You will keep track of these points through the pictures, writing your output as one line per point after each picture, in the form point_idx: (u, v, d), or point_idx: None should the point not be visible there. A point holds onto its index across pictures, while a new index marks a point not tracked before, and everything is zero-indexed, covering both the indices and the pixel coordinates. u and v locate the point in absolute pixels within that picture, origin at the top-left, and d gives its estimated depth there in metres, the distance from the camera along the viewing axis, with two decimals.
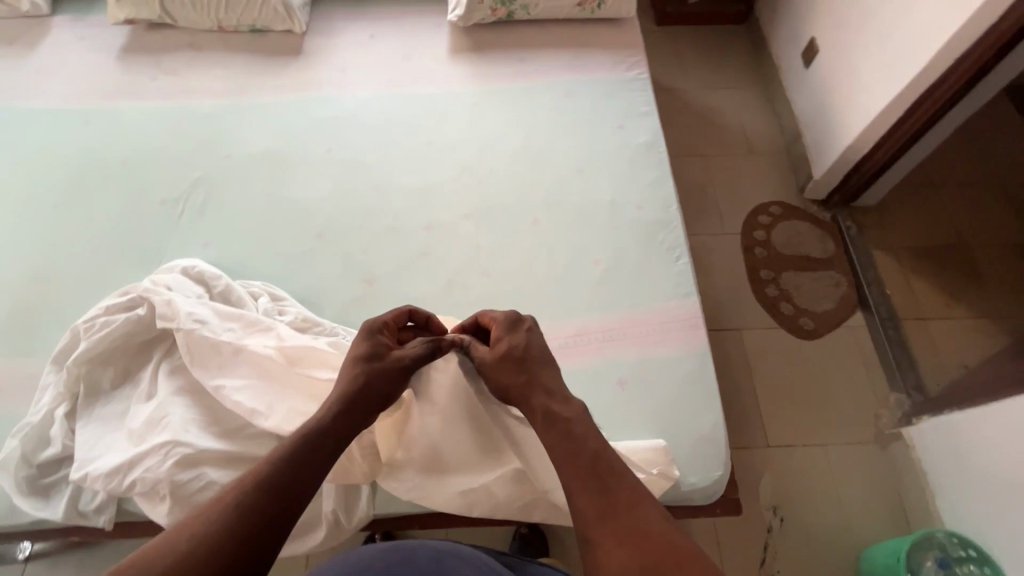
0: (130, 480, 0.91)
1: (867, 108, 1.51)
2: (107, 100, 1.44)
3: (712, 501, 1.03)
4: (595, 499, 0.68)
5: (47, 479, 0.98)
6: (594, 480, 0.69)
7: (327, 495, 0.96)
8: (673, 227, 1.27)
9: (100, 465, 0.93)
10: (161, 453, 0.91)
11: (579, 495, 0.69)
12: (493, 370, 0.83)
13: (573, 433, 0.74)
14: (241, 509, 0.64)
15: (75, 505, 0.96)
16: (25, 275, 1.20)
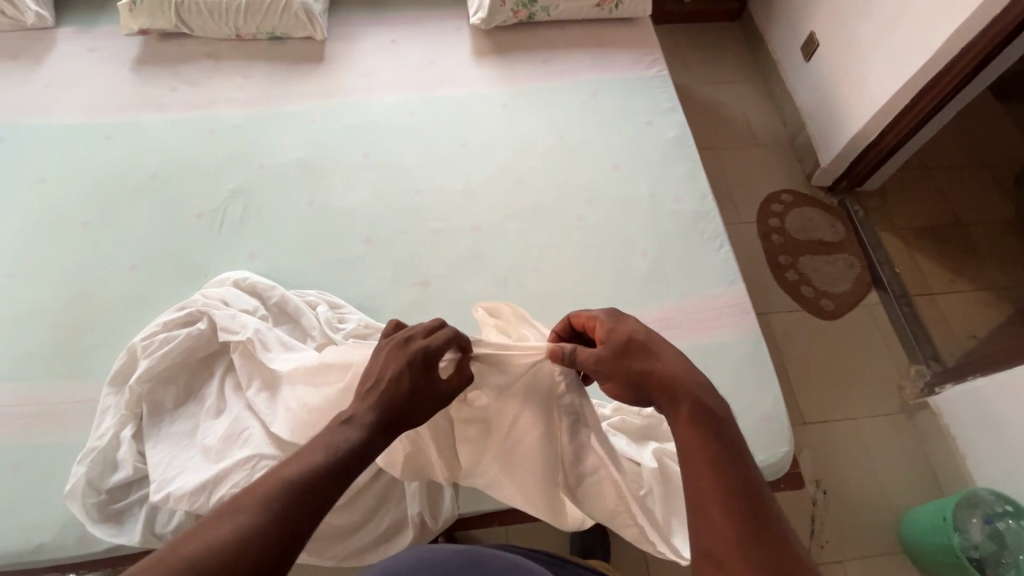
0: (216, 498, 0.89)
1: (874, 98, 1.59)
2: (127, 113, 1.39)
3: (779, 477, 1.08)
4: (734, 517, 0.57)
5: (118, 504, 0.95)
6: (727, 483, 0.59)
7: (413, 498, 0.96)
8: (711, 218, 1.32)
9: (181, 485, 0.90)
10: (247, 468, 0.89)
11: (715, 509, 0.58)
12: (606, 367, 0.72)
13: (711, 442, 0.62)
14: (249, 534, 0.54)
15: (152, 528, 0.93)
16: (63, 296, 1.15)
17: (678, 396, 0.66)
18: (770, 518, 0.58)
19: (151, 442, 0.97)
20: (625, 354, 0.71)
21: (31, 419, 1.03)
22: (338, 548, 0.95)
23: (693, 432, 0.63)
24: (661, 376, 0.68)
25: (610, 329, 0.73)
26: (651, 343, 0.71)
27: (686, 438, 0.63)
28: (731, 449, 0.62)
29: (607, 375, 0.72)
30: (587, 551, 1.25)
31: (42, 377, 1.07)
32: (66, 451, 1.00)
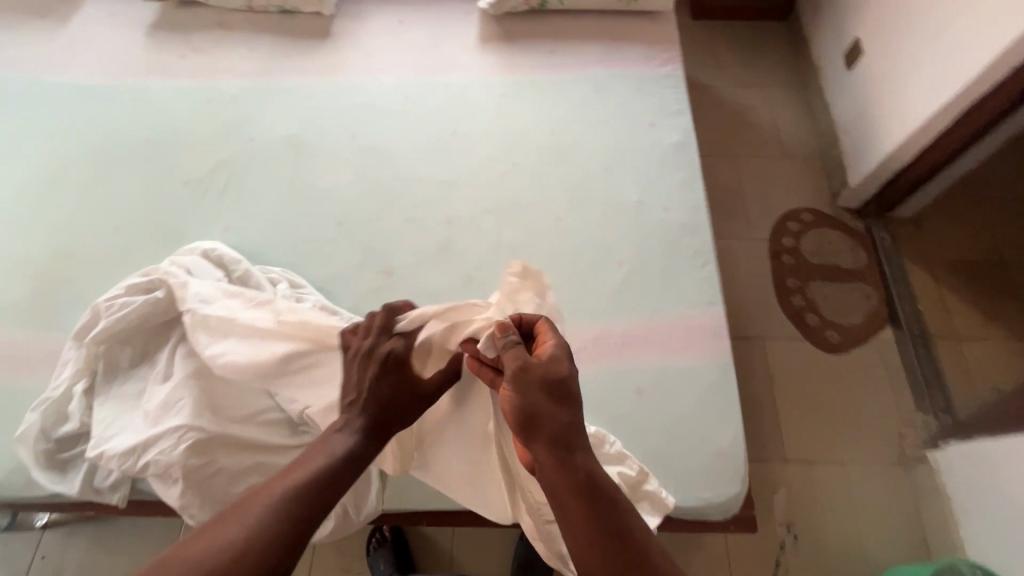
0: (143, 462, 0.92)
1: (912, 117, 1.45)
2: (135, 77, 1.43)
3: (728, 517, 1.00)
4: None
5: (65, 454, 1.00)
6: (615, 554, 0.60)
7: None
8: (701, 231, 1.23)
9: (116, 445, 0.94)
10: (174, 437, 0.91)
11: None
12: (526, 388, 0.67)
13: (600, 505, 0.62)
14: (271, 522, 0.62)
15: (90, 481, 0.98)
16: (49, 249, 1.21)
17: (568, 469, 0.63)
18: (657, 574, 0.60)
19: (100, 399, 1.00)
20: (551, 385, 0.67)
21: (4, 362, 1.09)
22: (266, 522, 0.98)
23: (580, 519, 0.61)
24: (553, 438, 0.65)
25: (553, 355, 0.69)
26: (574, 384, 0.68)
27: (576, 516, 0.62)
28: (620, 520, 0.62)
29: (523, 394, 0.66)
30: (529, 562, 1.23)
31: (20, 324, 1.13)
32: (30, 397, 1.06)
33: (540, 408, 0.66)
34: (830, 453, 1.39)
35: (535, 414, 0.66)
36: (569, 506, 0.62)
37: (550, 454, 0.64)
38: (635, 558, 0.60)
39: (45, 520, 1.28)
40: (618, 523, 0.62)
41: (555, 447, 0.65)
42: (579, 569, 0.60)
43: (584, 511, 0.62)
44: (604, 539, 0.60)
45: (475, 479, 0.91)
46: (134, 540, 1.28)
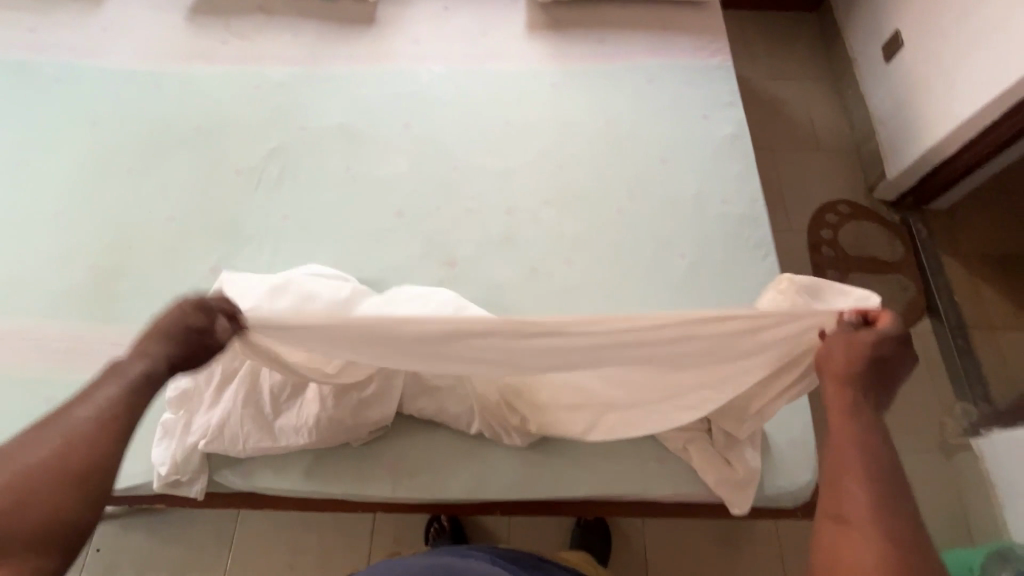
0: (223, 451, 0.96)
1: (956, 111, 1.46)
2: (179, 62, 1.40)
3: (799, 504, 1.02)
4: (872, 496, 0.62)
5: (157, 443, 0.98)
6: (869, 467, 0.64)
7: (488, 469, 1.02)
8: (759, 224, 1.24)
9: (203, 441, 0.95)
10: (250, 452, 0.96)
11: (853, 478, 0.63)
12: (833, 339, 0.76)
13: (864, 440, 0.66)
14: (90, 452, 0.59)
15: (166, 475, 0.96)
16: (101, 240, 1.18)
17: (861, 416, 0.69)
18: (906, 522, 0.60)
19: (215, 433, 0.95)
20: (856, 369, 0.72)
21: (63, 355, 1.07)
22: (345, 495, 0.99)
23: (851, 436, 0.67)
24: (841, 377, 0.72)
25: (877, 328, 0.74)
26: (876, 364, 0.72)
27: (835, 415, 0.70)
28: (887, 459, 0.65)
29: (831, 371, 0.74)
30: (586, 547, 1.25)
31: (76, 316, 1.10)
32: None
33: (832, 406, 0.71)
34: None
35: (829, 363, 0.74)
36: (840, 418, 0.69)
37: (845, 393, 0.71)
38: (891, 495, 0.62)
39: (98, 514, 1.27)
40: (884, 461, 0.65)
41: (847, 391, 0.71)
42: (834, 457, 0.67)
43: (858, 431, 0.67)
44: (869, 461, 0.64)
45: (626, 452, 1.01)
46: (192, 531, 1.28)
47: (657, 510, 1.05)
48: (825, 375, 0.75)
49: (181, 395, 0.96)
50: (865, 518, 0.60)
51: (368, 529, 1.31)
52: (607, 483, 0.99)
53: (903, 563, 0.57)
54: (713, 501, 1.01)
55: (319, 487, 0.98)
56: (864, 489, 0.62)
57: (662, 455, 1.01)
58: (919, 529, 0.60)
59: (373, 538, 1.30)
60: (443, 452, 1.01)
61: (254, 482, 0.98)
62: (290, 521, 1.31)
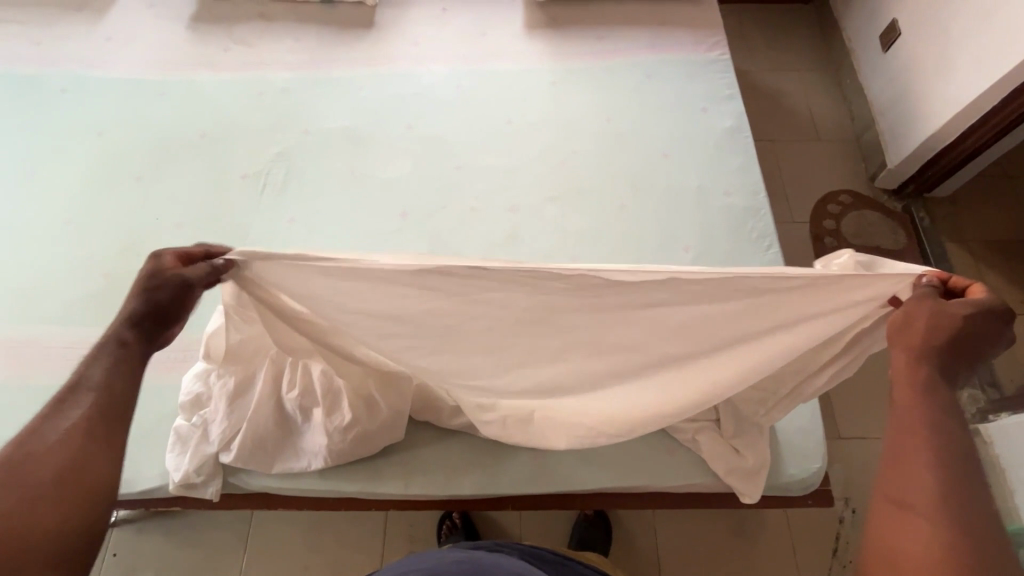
0: (235, 455, 0.97)
1: (955, 98, 1.47)
2: (181, 70, 1.41)
3: (808, 492, 1.03)
4: (942, 486, 0.57)
5: (173, 445, 0.99)
6: (940, 453, 0.59)
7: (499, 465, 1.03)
8: (762, 215, 1.25)
9: (220, 440, 0.97)
10: (267, 456, 0.98)
11: (921, 466, 0.59)
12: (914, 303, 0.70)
13: (938, 424, 0.61)
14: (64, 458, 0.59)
15: (181, 477, 0.97)
16: (111, 248, 1.19)
17: (934, 395, 0.63)
18: (980, 516, 0.55)
19: (230, 434, 0.97)
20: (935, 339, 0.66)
21: (76, 361, 1.08)
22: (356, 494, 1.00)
23: (918, 419, 0.62)
24: (916, 348, 0.67)
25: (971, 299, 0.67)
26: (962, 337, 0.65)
27: (903, 395, 0.65)
28: (960, 446, 0.60)
29: (903, 340, 0.68)
30: (587, 541, 1.26)
31: (88, 322, 1.11)
32: None
33: (902, 380, 0.66)
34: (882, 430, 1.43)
35: (907, 328, 0.68)
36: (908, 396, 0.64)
37: (920, 371, 0.65)
38: (963, 487, 0.57)
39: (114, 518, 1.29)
40: (955, 448, 0.60)
41: (921, 368, 0.65)
42: (900, 441, 0.62)
43: (928, 413, 0.62)
44: (937, 448, 0.60)
45: (635, 445, 1.02)
46: (207, 532, 1.30)
47: (666, 502, 1.06)
48: (895, 341, 0.69)
49: (195, 398, 0.98)
50: (927, 507, 0.56)
51: (379, 527, 1.32)
52: (616, 475, 1.00)
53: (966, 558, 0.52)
54: (722, 490, 1.02)
55: (331, 485, 0.99)
56: (931, 471, 0.58)
57: (671, 447, 1.01)
58: (992, 525, 0.55)
59: (386, 536, 1.31)
60: (452, 449, 1.02)
61: (269, 481, 1.00)
62: (303, 522, 1.32)
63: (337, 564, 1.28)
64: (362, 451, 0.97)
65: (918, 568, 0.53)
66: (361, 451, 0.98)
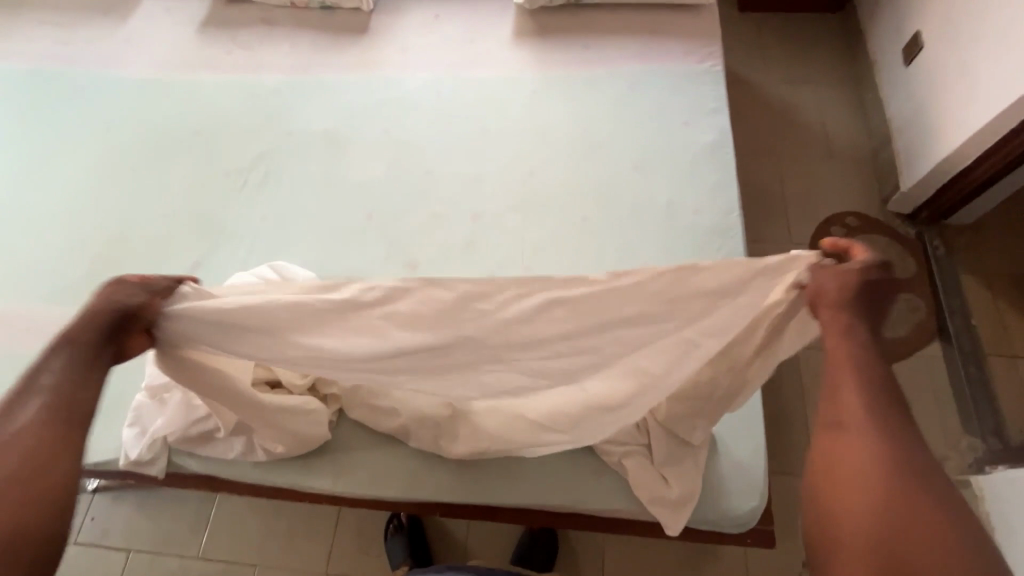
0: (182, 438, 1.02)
1: (973, 119, 1.35)
2: (186, 71, 1.51)
3: (745, 531, 0.97)
4: (883, 458, 0.63)
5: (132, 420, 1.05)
6: (874, 429, 0.65)
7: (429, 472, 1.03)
8: (731, 235, 1.19)
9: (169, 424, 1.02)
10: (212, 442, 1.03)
11: (860, 441, 0.64)
12: (829, 278, 0.71)
13: (870, 397, 0.66)
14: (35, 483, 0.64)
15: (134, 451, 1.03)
16: (103, 235, 1.29)
17: (865, 369, 0.67)
18: (919, 480, 0.62)
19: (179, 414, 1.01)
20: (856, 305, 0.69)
21: None
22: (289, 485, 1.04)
23: (852, 395, 0.67)
24: (839, 323, 0.69)
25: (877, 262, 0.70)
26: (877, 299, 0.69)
27: (834, 373, 0.69)
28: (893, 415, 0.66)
29: (828, 316, 0.70)
30: (528, 556, 1.25)
31: (72, 304, 1.21)
32: None
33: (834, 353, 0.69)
34: None
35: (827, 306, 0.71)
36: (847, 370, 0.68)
37: (846, 345, 0.68)
38: (899, 455, 0.63)
39: (94, 485, 1.39)
40: (887, 420, 0.65)
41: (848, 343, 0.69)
42: (839, 417, 0.67)
43: (859, 388, 0.67)
44: (873, 422, 0.65)
45: (562, 465, 1.00)
46: (173, 507, 1.37)
47: (595, 525, 1.03)
48: (819, 315, 0.71)
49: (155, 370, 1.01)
50: (868, 477, 0.63)
51: (331, 519, 1.35)
52: (540, 492, 0.98)
53: (902, 518, 0.60)
54: (648, 518, 0.98)
55: (266, 474, 1.04)
56: (868, 444, 0.64)
57: (599, 471, 0.99)
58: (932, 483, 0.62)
59: (336, 528, 1.34)
60: (383, 451, 1.04)
61: (208, 466, 1.05)
62: (261, 506, 1.37)
63: (288, 551, 1.33)
64: (293, 447, 1.00)
65: (866, 533, 0.60)
66: (290, 449, 1.01)
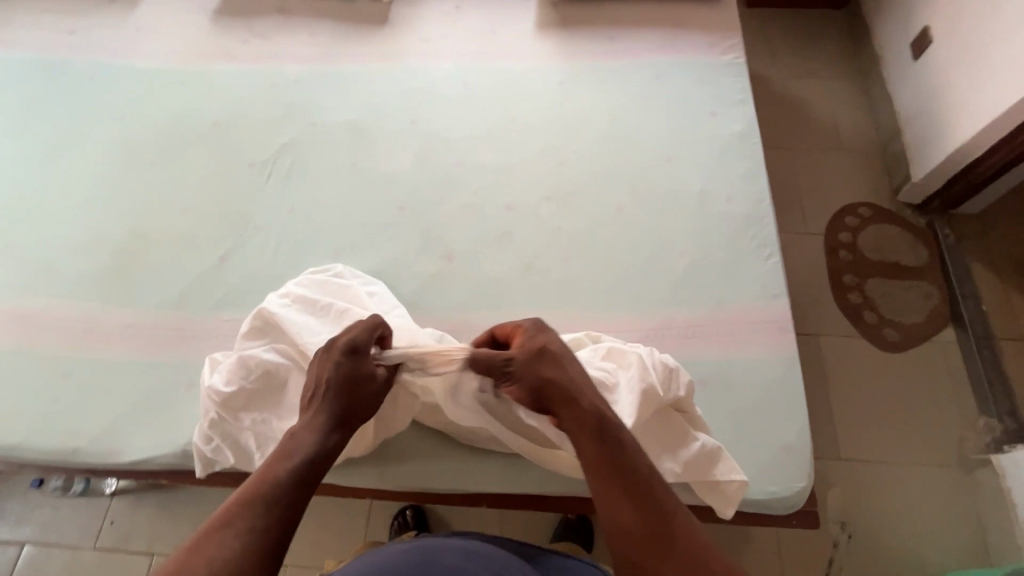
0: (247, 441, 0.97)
1: (984, 110, 1.39)
2: (201, 61, 1.46)
3: (791, 512, 0.98)
4: (642, 516, 0.71)
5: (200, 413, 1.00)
6: (624, 487, 0.73)
7: (479, 463, 1.02)
8: (765, 224, 1.21)
9: (242, 427, 0.97)
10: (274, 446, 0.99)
11: (625, 509, 0.71)
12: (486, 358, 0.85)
13: (619, 460, 0.75)
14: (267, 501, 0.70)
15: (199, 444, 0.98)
16: (122, 229, 1.24)
17: (579, 423, 0.78)
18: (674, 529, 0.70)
19: (240, 402, 0.97)
20: (540, 361, 0.82)
21: (82, 334, 1.13)
22: (335, 478, 1.03)
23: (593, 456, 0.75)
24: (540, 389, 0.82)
25: (531, 336, 0.84)
26: (560, 355, 0.83)
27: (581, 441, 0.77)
28: (627, 464, 0.74)
29: (518, 377, 0.83)
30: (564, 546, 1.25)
31: (92, 299, 1.16)
32: (106, 369, 1.10)
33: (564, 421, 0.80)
34: (884, 455, 1.37)
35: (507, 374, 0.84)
36: (624, 493, 0.72)
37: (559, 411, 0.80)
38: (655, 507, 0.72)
39: (114, 488, 1.34)
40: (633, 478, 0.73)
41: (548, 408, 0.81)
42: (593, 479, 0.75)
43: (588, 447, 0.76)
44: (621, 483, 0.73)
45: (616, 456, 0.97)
46: (195, 509, 1.33)
47: None
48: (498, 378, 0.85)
49: (267, 371, 0.98)
50: (641, 535, 0.70)
51: (363, 515, 1.34)
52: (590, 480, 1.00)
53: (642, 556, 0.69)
54: (697, 503, 0.99)
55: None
56: (631, 506, 0.71)
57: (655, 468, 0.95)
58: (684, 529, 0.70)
59: (368, 524, 1.33)
60: (431, 444, 1.03)
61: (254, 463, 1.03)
62: None
63: (319, 549, 1.31)
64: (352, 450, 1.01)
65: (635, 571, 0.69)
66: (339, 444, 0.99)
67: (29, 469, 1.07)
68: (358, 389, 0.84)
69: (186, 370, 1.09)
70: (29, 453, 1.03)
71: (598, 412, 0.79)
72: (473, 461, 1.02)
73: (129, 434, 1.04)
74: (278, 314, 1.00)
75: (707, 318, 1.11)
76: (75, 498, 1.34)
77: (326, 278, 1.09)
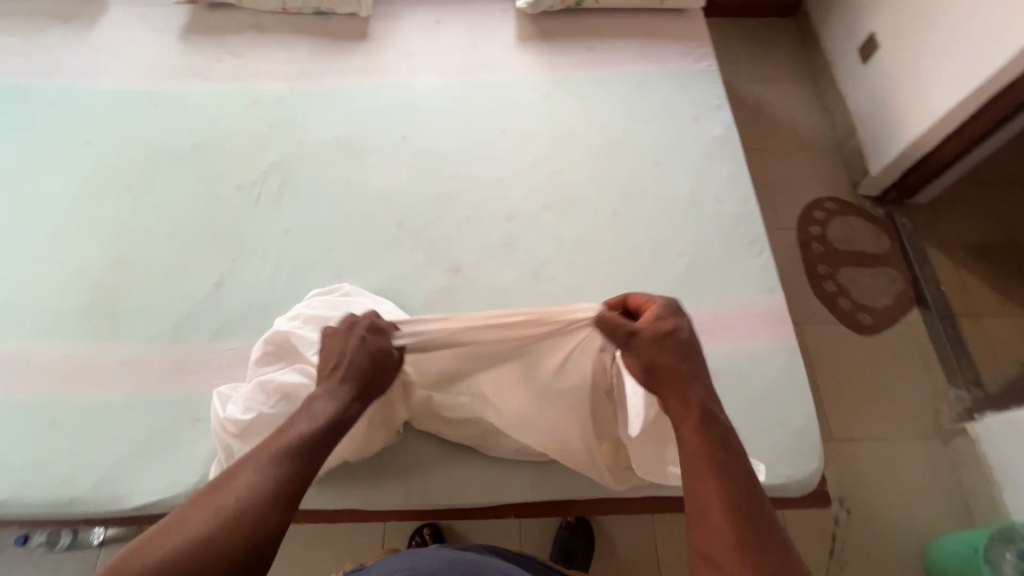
0: None
1: (930, 109, 1.52)
2: (172, 82, 1.40)
3: (806, 493, 1.03)
4: (734, 521, 0.63)
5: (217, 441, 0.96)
6: (724, 483, 0.66)
7: (505, 473, 1.02)
8: (754, 220, 1.27)
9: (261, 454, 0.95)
10: None
11: (715, 506, 0.65)
12: (610, 327, 0.82)
13: (725, 462, 0.68)
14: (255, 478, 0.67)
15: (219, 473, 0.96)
16: (102, 259, 1.17)
17: (696, 412, 0.72)
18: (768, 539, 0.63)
19: (256, 431, 0.94)
20: (661, 343, 0.78)
21: (69, 375, 1.05)
22: (358, 501, 1.01)
23: (698, 448, 0.70)
24: (659, 366, 0.77)
25: (659, 316, 0.80)
26: (688, 344, 0.78)
27: (687, 429, 0.72)
28: (730, 463, 0.68)
29: (636, 350, 0.79)
30: (568, 548, 1.27)
31: (76, 337, 1.09)
32: (100, 410, 1.03)
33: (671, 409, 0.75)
34: (870, 432, 1.46)
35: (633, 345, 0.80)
36: (716, 489, 0.66)
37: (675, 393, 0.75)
38: (751, 516, 0.64)
39: (102, 538, 1.24)
40: (733, 479, 0.67)
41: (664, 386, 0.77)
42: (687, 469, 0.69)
43: (698, 436, 0.71)
44: (722, 482, 0.66)
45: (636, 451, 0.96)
46: None
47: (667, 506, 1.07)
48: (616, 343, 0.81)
49: (286, 396, 0.94)
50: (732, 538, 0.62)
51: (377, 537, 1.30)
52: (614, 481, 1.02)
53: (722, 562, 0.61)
54: None
55: (337, 493, 1.01)
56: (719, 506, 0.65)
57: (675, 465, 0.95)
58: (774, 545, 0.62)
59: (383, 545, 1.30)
60: (454, 459, 1.03)
61: None
62: (299, 535, 1.30)
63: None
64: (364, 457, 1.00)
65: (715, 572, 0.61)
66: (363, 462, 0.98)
67: (17, 526, 0.99)
68: (367, 371, 0.82)
69: (190, 403, 1.04)
70: (18, 509, 0.96)
71: (709, 409, 0.73)
72: (499, 471, 1.02)
73: (132, 477, 0.98)
74: (294, 336, 0.99)
75: (712, 314, 1.16)
76: (61, 553, 1.24)
77: (336, 298, 1.07)
